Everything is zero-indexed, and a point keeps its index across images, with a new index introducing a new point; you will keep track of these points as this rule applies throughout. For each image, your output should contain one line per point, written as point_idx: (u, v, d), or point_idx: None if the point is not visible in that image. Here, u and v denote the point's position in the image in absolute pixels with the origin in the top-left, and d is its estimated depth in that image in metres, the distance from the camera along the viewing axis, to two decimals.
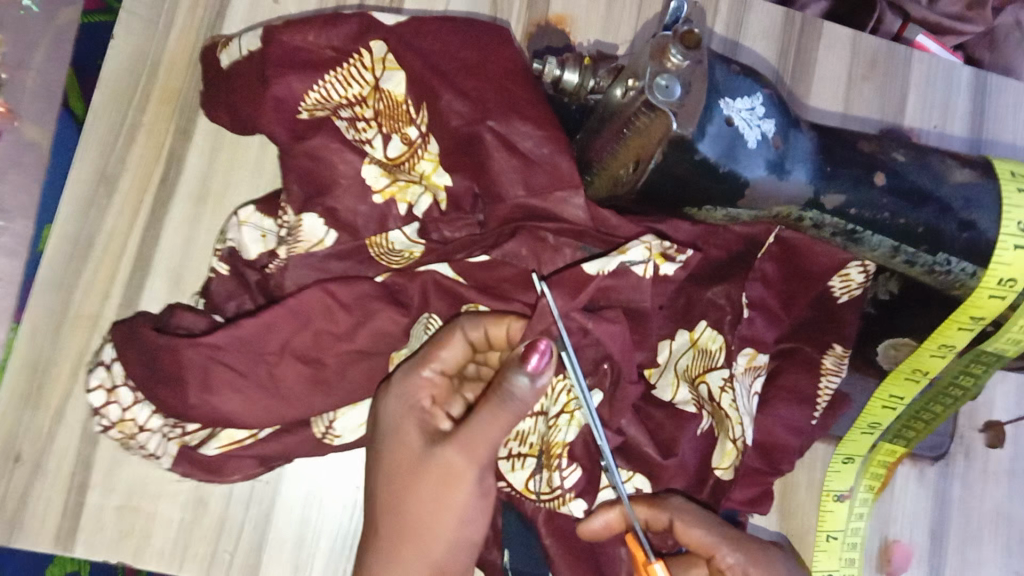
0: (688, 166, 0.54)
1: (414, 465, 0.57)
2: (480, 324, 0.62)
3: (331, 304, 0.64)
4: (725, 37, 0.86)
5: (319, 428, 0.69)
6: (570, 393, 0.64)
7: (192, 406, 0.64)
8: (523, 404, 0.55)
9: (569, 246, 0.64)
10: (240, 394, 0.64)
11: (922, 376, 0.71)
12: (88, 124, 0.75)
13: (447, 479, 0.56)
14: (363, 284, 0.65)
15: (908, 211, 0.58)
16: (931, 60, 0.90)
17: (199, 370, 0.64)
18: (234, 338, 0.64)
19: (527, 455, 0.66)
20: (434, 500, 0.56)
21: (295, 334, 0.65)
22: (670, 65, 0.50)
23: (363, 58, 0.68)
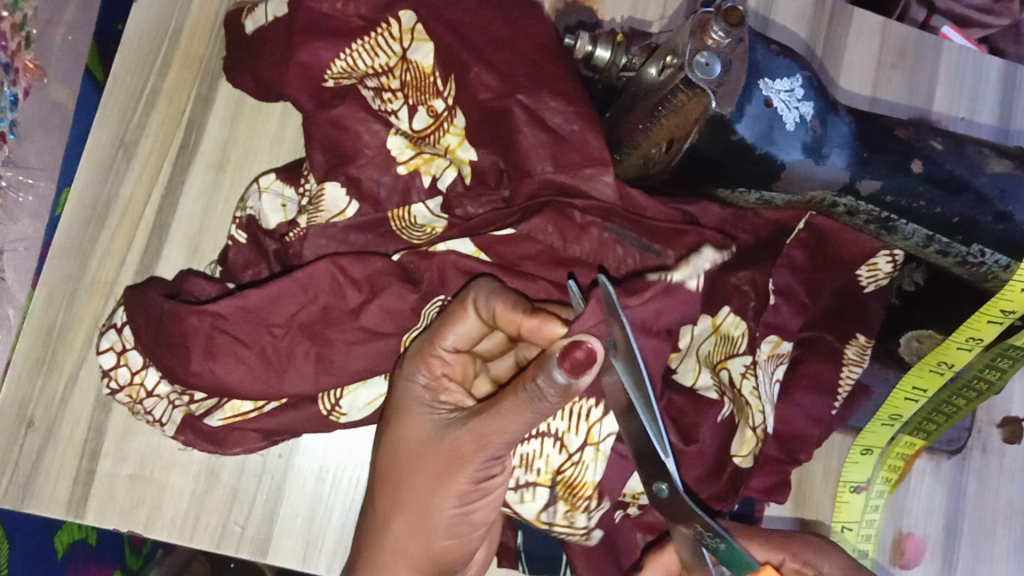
0: (724, 147, 0.52)
1: (423, 442, 0.57)
2: (492, 305, 0.57)
3: (342, 280, 0.62)
4: (757, 12, 0.84)
5: (325, 405, 0.66)
6: (592, 424, 0.62)
7: (193, 373, 0.63)
8: (553, 401, 0.50)
9: (596, 227, 0.63)
10: (242, 363, 0.62)
11: (947, 369, 0.71)
12: (109, 89, 0.74)
13: (453, 460, 0.55)
14: (376, 260, 0.63)
15: (944, 200, 0.57)
16: (962, 50, 0.88)
17: (203, 337, 0.62)
18: (240, 308, 0.62)
19: (538, 486, 0.63)
20: (431, 478, 0.56)
21: (303, 309, 0.62)
22: (710, 42, 0.49)
23: (391, 27, 0.67)
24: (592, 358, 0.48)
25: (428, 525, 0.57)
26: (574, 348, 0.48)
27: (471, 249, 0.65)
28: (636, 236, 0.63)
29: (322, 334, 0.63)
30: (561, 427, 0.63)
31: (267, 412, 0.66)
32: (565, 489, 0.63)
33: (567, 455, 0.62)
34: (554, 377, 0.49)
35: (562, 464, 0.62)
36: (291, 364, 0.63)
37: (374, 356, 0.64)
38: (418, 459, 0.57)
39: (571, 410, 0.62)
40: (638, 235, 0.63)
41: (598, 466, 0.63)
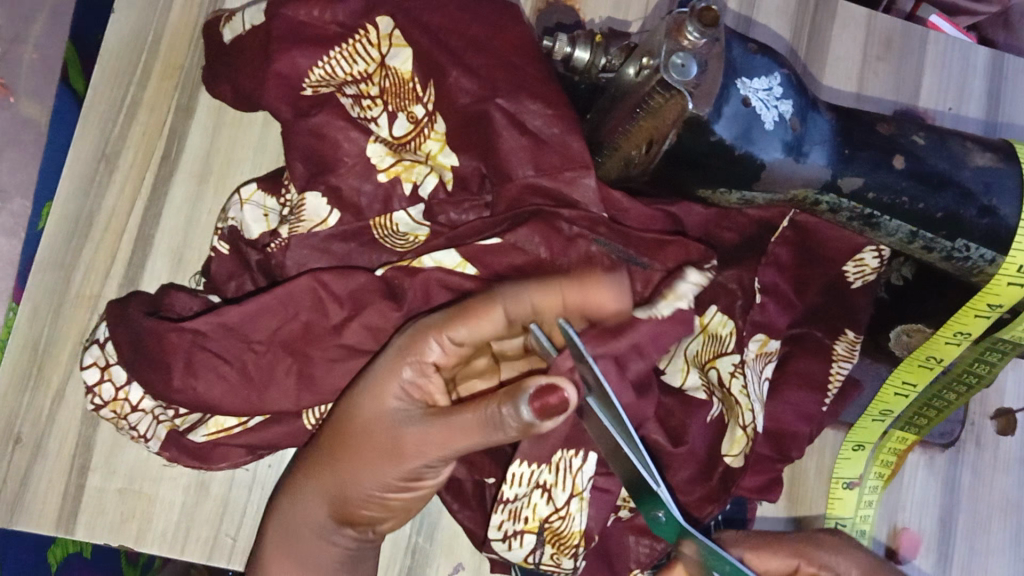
0: (704, 148, 0.52)
1: (383, 426, 0.58)
2: (523, 298, 0.58)
3: (322, 295, 0.63)
4: (738, 12, 0.84)
5: (310, 419, 0.66)
6: (577, 478, 0.62)
7: (176, 389, 0.62)
8: (510, 432, 0.53)
9: (582, 239, 0.63)
10: (223, 379, 0.62)
11: (935, 364, 0.71)
12: (89, 100, 0.74)
13: (404, 448, 0.58)
14: (359, 277, 0.63)
15: (927, 196, 0.57)
16: (948, 40, 0.88)
17: (184, 354, 0.62)
18: (220, 325, 0.62)
19: (526, 533, 0.62)
20: (374, 453, 0.58)
21: (283, 326, 0.63)
22: (686, 44, 0.48)
23: (369, 34, 0.67)
24: (563, 406, 0.51)
25: (350, 489, 0.60)
26: (550, 394, 0.51)
27: (457, 260, 0.64)
28: (621, 247, 0.63)
29: (303, 351, 0.63)
30: (549, 480, 0.62)
31: (251, 427, 0.66)
32: (551, 536, 0.63)
33: (552, 504, 0.62)
34: (519, 413, 0.52)
35: (550, 514, 0.62)
36: (272, 378, 0.63)
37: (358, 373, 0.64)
38: (376, 435, 0.58)
39: (557, 467, 0.62)
40: (624, 246, 0.63)
41: (583, 514, 0.63)
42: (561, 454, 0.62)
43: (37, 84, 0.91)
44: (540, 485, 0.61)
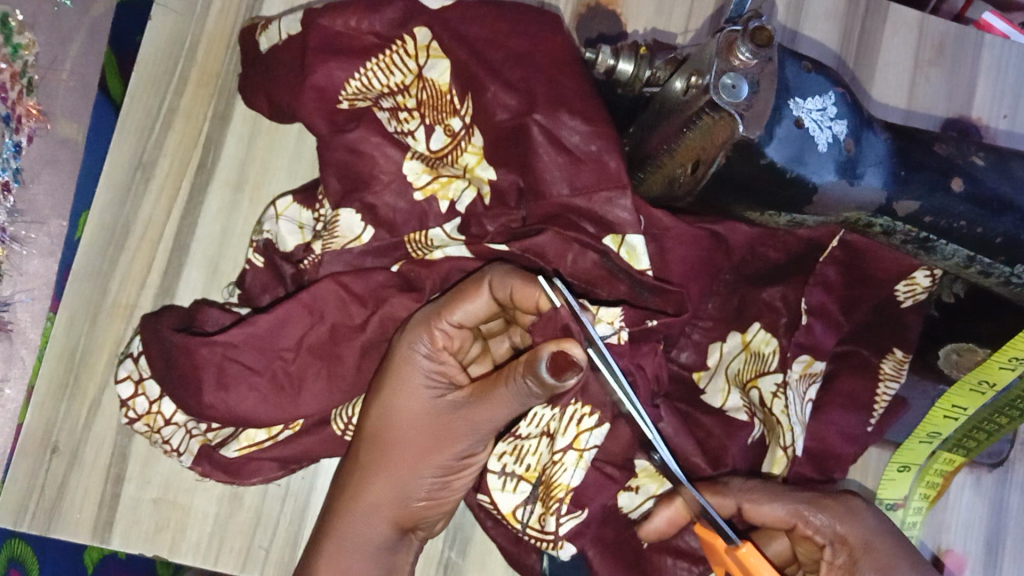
0: (754, 171, 0.50)
1: (413, 413, 0.60)
2: (507, 283, 0.57)
3: (344, 296, 0.63)
4: (785, 25, 0.81)
5: (338, 426, 0.66)
6: (580, 427, 0.60)
7: (207, 405, 0.62)
8: (536, 395, 0.55)
9: (591, 251, 0.62)
10: (255, 391, 0.62)
11: (988, 388, 0.68)
12: (125, 108, 0.73)
13: (452, 432, 0.59)
14: (376, 274, 0.64)
15: (986, 220, 0.54)
16: (1004, 45, 0.85)
17: (215, 368, 0.62)
18: (250, 335, 0.62)
19: (522, 479, 0.62)
20: (421, 446, 0.60)
21: (309, 331, 0.63)
22: (737, 63, 0.47)
23: (406, 45, 0.65)
24: (574, 365, 0.52)
25: (404, 491, 0.60)
26: (562, 353, 0.52)
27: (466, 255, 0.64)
28: (624, 268, 0.62)
29: (333, 352, 0.63)
30: (554, 426, 0.61)
31: (282, 440, 0.66)
32: (543, 489, 0.61)
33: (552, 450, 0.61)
34: (541, 379, 0.53)
35: (547, 462, 0.61)
36: (304, 385, 0.63)
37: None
38: (411, 430, 0.60)
39: (565, 413, 0.61)
40: (627, 266, 0.62)
41: (578, 471, 0.60)
42: (573, 407, 0.60)
43: (73, 103, 0.89)
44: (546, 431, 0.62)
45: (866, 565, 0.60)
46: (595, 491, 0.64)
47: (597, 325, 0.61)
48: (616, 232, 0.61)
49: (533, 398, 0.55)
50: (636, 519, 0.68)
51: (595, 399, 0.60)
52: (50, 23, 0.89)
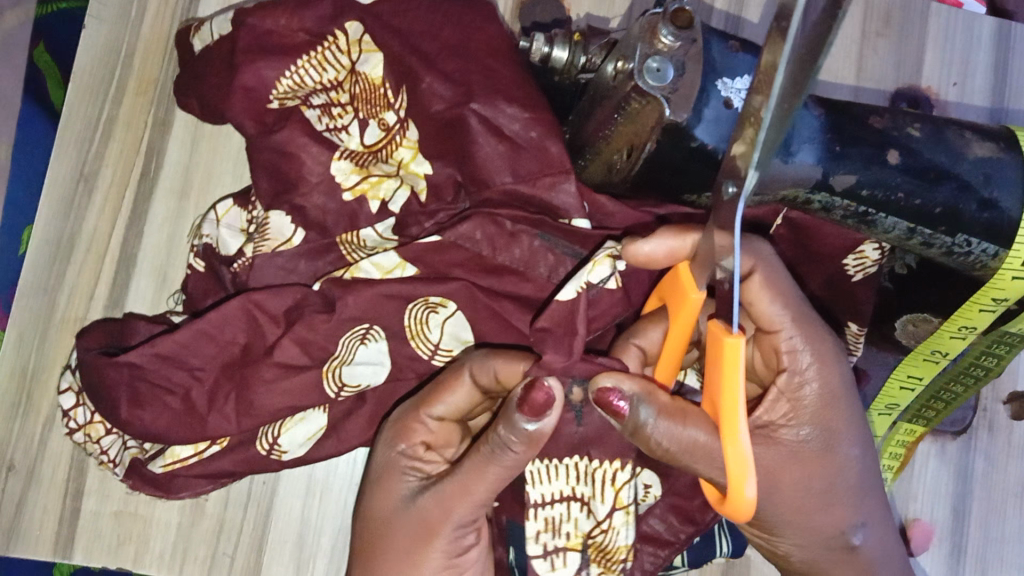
0: (684, 152, 0.50)
1: (393, 510, 0.55)
2: (489, 366, 0.54)
3: (256, 315, 0.61)
4: (726, 13, 0.80)
5: (263, 445, 0.62)
6: (620, 484, 0.55)
7: (123, 422, 0.61)
8: (518, 453, 0.49)
9: (526, 234, 0.60)
10: (168, 409, 0.61)
11: (942, 357, 0.69)
12: (63, 121, 0.72)
13: (433, 521, 0.53)
14: (291, 293, 0.61)
15: (923, 191, 0.54)
16: (951, 13, 0.84)
17: (125, 387, 0.61)
18: (154, 355, 0.60)
19: (570, 551, 0.54)
20: (405, 545, 0.54)
21: (222, 351, 0.61)
22: (661, 46, 0.46)
23: (338, 40, 0.65)
24: (549, 402, 0.48)
25: None
26: (533, 392, 0.48)
27: (396, 260, 0.62)
28: (566, 243, 0.60)
29: (242, 374, 0.61)
30: (584, 492, 0.55)
31: (208, 457, 0.63)
32: (596, 553, 0.55)
33: (595, 520, 0.55)
34: (520, 429, 0.49)
35: (592, 529, 0.55)
36: (213, 406, 0.61)
37: (300, 391, 0.61)
38: (392, 528, 0.55)
39: (598, 474, 0.55)
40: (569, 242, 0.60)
41: (630, 529, 0.55)
42: (602, 466, 0.55)
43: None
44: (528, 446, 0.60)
45: (808, 398, 0.54)
46: None
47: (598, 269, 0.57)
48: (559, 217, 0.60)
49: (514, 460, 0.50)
50: None
51: (617, 450, 0.55)
52: None
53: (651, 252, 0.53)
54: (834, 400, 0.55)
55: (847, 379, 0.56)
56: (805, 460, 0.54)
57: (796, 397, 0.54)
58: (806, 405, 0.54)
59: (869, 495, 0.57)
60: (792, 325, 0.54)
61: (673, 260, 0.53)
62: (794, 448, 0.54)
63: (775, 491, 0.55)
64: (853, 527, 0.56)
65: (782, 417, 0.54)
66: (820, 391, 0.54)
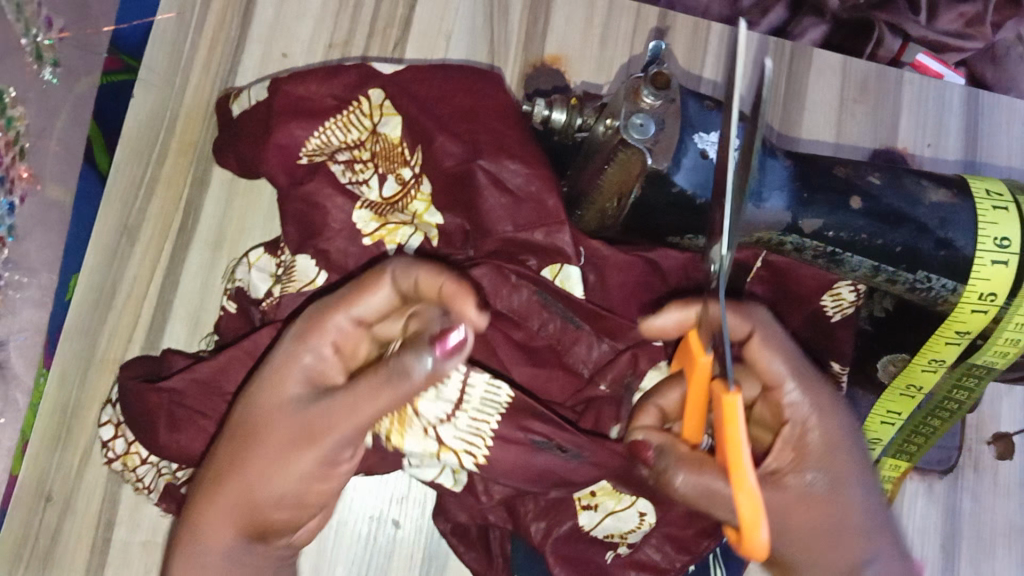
0: (667, 198, 0.57)
1: (281, 410, 0.54)
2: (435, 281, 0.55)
3: (284, 342, 0.66)
4: (715, 82, 0.87)
5: None
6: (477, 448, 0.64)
7: (161, 445, 0.66)
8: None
9: (527, 287, 0.68)
10: (204, 432, 0.66)
11: (917, 391, 0.74)
12: (111, 178, 0.80)
13: (317, 429, 0.53)
14: (316, 322, 0.66)
15: (885, 232, 0.60)
16: (922, 81, 0.92)
17: (165, 412, 0.66)
18: (194, 381, 0.66)
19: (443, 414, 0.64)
20: (271, 456, 0.53)
21: (253, 374, 0.66)
22: (644, 105, 0.53)
23: (362, 105, 0.72)
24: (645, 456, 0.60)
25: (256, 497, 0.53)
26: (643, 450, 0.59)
27: None
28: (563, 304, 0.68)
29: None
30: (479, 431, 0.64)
31: None
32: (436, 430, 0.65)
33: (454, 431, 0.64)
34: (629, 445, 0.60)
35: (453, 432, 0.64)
36: None
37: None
38: (270, 426, 0.54)
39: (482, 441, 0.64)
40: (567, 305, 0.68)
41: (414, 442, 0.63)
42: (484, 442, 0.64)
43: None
44: (469, 443, 0.63)
45: (827, 458, 0.57)
46: (567, 514, 0.70)
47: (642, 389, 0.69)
48: (558, 261, 0.67)
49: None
50: (597, 535, 0.71)
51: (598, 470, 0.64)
52: None
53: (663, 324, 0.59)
54: (837, 447, 0.58)
55: (855, 433, 0.60)
56: (814, 502, 0.56)
57: (806, 431, 0.58)
58: (811, 449, 0.57)
59: (883, 542, 0.56)
60: (795, 382, 0.59)
61: (684, 328, 0.59)
62: (800, 492, 0.56)
63: (783, 525, 0.56)
64: (863, 564, 0.54)
65: (784, 463, 0.58)
66: (827, 439, 0.58)
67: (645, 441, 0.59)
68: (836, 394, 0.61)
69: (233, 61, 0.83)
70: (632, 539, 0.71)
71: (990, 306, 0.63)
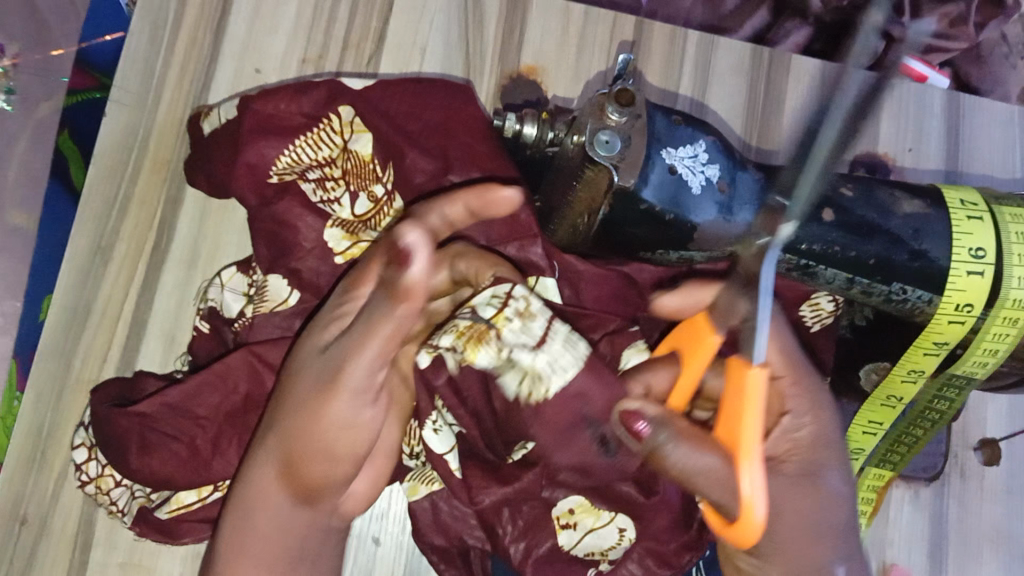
0: (636, 214, 0.56)
1: (309, 362, 0.57)
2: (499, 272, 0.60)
3: (257, 363, 0.67)
4: (691, 100, 0.87)
5: None
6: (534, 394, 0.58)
7: (132, 470, 0.65)
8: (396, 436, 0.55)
9: None
10: (174, 456, 0.65)
11: (897, 402, 0.73)
12: (84, 197, 0.79)
13: (331, 381, 0.54)
14: (292, 347, 0.68)
15: (858, 244, 0.59)
16: (902, 86, 0.91)
17: (136, 436, 0.65)
18: (164, 405, 0.66)
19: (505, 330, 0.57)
20: (325, 453, 0.54)
21: (225, 400, 0.67)
22: (610, 122, 0.53)
23: (332, 122, 0.71)
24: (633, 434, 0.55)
25: (299, 448, 0.54)
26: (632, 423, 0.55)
27: None
28: None
29: (245, 420, 0.67)
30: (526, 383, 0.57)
31: (211, 502, 0.69)
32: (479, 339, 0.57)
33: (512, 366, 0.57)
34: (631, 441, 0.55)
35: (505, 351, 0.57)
36: (216, 451, 0.66)
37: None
38: (302, 375, 0.56)
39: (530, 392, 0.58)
40: None
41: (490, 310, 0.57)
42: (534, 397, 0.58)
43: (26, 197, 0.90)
44: (540, 369, 0.57)
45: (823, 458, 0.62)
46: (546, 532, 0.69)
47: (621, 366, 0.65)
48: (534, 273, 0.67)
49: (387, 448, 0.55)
50: (579, 554, 0.70)
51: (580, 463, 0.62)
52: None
53: (684, 301, 0.61)
54: (824, 444, 0.62)
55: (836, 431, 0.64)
56: (801, 500, 0.60)
57: (794, 436, 0.62)
58: (803, 443, 0.61)
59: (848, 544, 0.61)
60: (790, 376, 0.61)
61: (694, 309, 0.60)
62: (794, 479, 0.60)
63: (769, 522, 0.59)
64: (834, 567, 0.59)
65: (783, 452, 0.62)
66: (814, 433, 0.62)
67: (639, 412, 0.56)
68: (827, 393, 0.64)
69: (206, 77, 0.82)
70: (613, 556, 0.70)
71: (967, 317, 0.62)
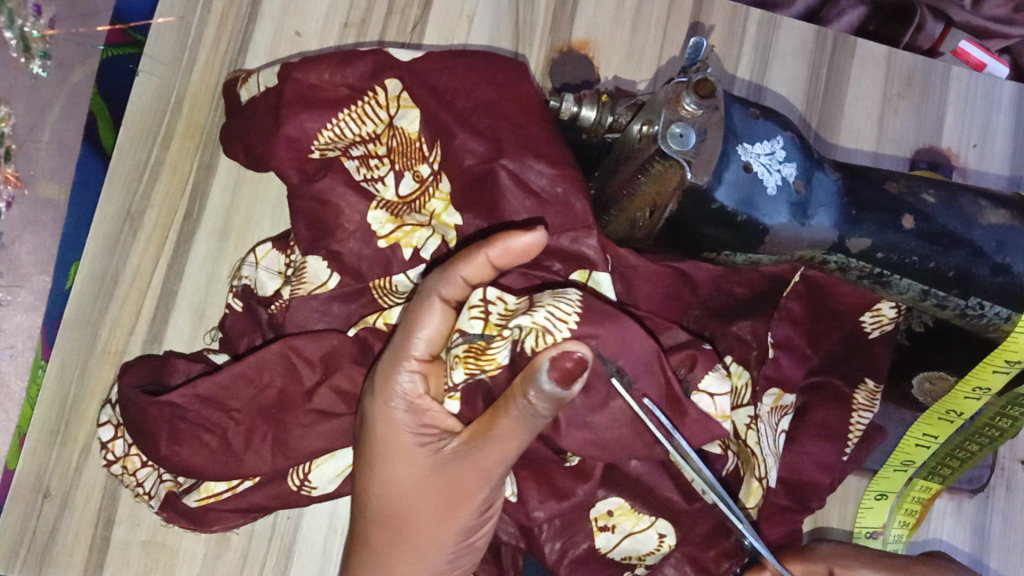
0: (707, 214, 0.52)
1: (376, 440, 0.57)
2: (506, 257, 0.56)
3: (294, 360, 0.64)
4: (748, 81, 0.82)
5: (294, 480, 0.66)
6: (558, 329, 0.54)
7: (162, 457, 0.63)
8: (545, 414, 0.52)
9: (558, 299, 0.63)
10: (205, 446, 0.63)
11: (957, 416, 0.71)
12: (112, 163, 0.76)
13: (400, 451, 0.57)
14: (329, 341, 0.64)
15: (938, 255, 0.56)
16: (971, 76, 0.86)
17: (166, 424, 0.63)
18: (196, 397, 0.63)
19: (490, 323, 0.56)
20: (436, 513, 0.58)
21: (259, 393, 0.64)
22: (684, 113, 0.49)
23: (377, 96, 0.68)
24: (581, 365, 0.51)
25: (410, 512, 0.59)
26: None
27: None
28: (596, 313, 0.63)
29: (280, 417, 0.64)
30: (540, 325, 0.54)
31: (240, 491, 0.66)
32: (474, 348, 0.55)
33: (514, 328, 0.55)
34: (544, 390, 0.50)
35: (498, 325, 0.56)
36: (249, 446, 0.64)
37: (334, 434, 0.64)
38: (377, 454, 0.58)
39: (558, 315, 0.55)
40: None
41: (477, 320, 0.56)
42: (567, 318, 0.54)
43: (56, 165, 0.90)
44: (544, 326, 0.54)
45: None
46: (583, 535, 0.67)
47: (696, 394, 0.63)
48: (586, 266, 0.62)
49: (541, 419, 0.53)
50: (614, 558, 0.68)
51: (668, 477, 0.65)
52: (29, 94, 0.90)
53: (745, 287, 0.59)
54: None
55: None
56: None
57: None
58: None
59: None
60: None
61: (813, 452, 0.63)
62: None
63: None
64: None
65: None
66: None
67: None
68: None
69: (243, 39, 0.78)
70: (650, 561, 0.68)
71: None
